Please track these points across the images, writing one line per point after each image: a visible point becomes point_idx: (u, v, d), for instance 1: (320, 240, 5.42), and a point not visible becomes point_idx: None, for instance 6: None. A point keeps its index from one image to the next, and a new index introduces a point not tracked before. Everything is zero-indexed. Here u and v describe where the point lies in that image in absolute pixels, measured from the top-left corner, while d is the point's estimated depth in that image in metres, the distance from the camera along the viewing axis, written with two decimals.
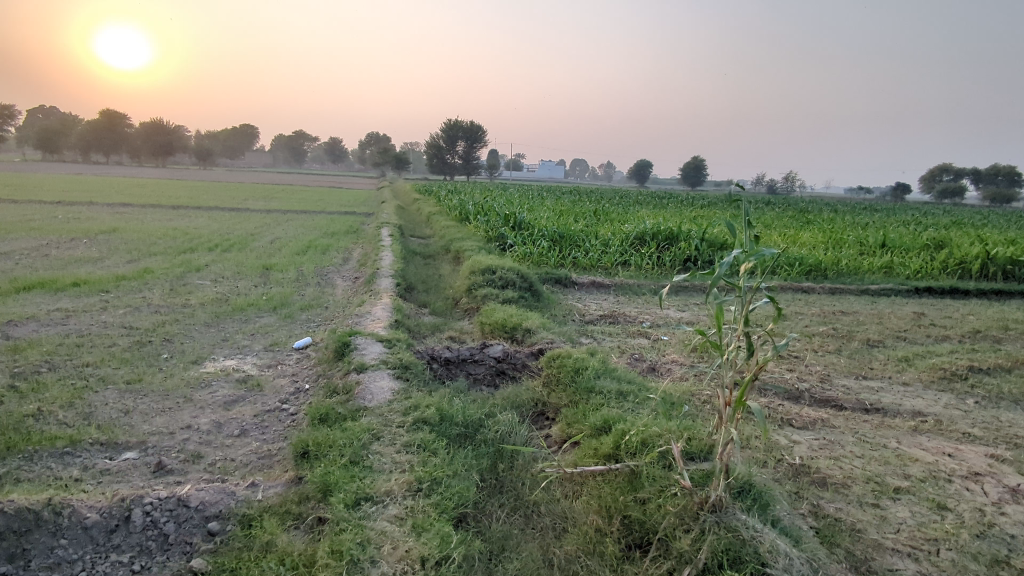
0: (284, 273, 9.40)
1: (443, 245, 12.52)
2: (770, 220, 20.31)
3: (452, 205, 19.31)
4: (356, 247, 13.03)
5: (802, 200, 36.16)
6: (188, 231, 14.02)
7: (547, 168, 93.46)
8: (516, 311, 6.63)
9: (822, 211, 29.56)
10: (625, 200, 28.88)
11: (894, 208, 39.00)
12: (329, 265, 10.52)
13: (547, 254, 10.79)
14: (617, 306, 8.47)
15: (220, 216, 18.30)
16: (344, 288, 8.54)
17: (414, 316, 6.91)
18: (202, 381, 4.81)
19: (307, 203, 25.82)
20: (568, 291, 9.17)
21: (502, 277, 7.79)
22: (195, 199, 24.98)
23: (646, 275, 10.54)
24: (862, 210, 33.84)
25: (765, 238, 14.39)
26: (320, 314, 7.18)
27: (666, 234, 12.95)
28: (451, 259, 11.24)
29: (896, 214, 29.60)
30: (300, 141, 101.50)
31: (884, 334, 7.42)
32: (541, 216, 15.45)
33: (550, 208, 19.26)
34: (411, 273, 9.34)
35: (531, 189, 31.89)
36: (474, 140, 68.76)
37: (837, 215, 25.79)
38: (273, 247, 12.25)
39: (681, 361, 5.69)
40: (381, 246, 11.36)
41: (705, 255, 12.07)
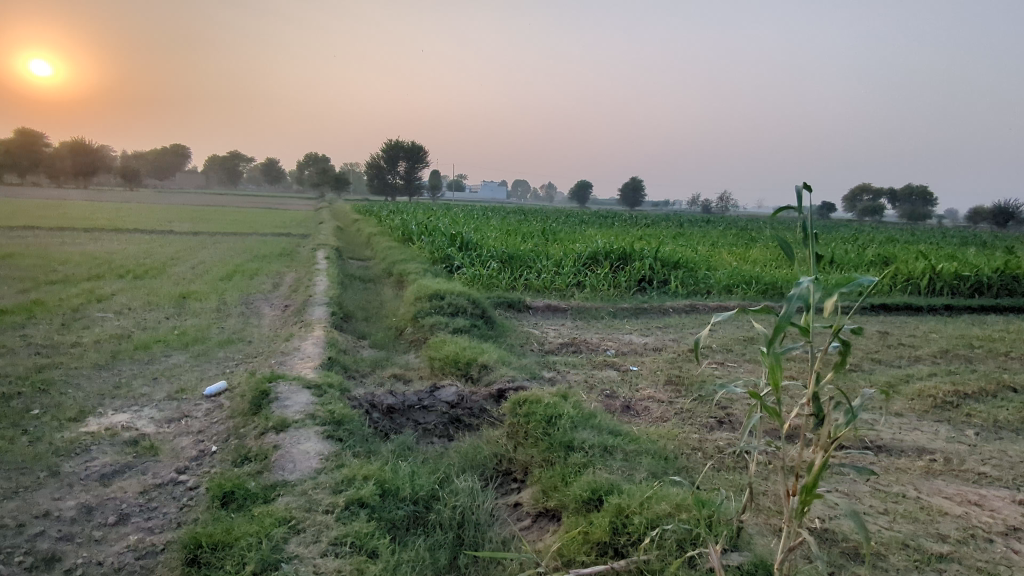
0: (203, 303, 8.31)
1: (385, 268, 11.63)
2: (717, 239, 20.31)
3: (395, 226, 18.42)
4: (289, 271, 11.99)
5: (740, 220, 36.99)
6: (98, 256, 12.62)
7: (490, 188, 93.33)
8: (469, 343, 5.86)
9: (763, 229, 30.05)
10: (571, 220, 28.58)
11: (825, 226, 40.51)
12: (257, 291, 9.48)
13: (498, 277, 10.08)
14: (576, 332, 7.81)
15: (140, 239, 16.81)
16: (271, 319, 7.57)
17: (351, 351, 6.04)
18: (77, 445, 3.83)
19: (239, 224, 24.35)
20: (523, 316, 8.46)
21: (452, 303, 7.01)
22: (115, 222, 23.20)
23: (603, 298, 9.96)
24: (796, 229, 34.88)
25: (717, 257, 14.14)
26: (241, 351, 6.22)
27: (619, 253, 12.48)
28: (394, 283, 10.38)
29: (829, 233, 30.57)
30: (233, 161, 98.02)
31: (858, 357, 7.02)
32: (488, 237, 14.77)
33: (497, 227, 18.62)
34: (349, 299, 8.43)
35: (475, 208, 31.24)
36: (416, 161, 67.96)
37: (777, 233, 26.20)
38: (194, 273, 11.08)
39: (657, 399, 5.04)
40: (317, 270, 10.39)
41: (661, 275, 11.63)
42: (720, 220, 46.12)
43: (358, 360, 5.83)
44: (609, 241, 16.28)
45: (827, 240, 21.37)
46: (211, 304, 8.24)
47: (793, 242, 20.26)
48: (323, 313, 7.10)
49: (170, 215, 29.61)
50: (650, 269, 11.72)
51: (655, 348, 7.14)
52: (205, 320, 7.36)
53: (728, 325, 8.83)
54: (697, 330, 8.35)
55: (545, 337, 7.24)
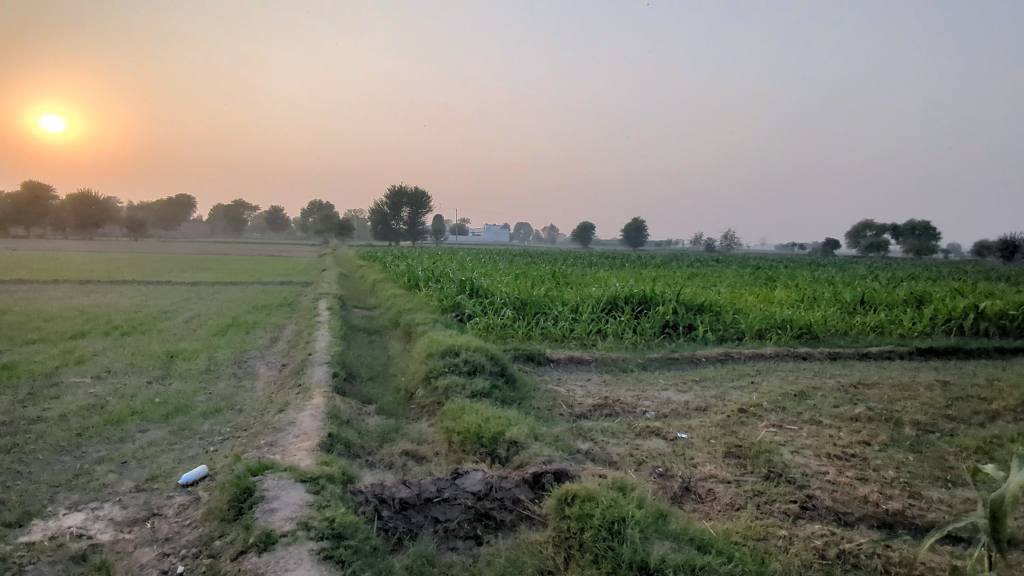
0: (192, 363, 7.56)
1: (391, 318, 10.89)
2: (733, 278, 19.57)
3: (400, 272, 17.78)
4: (288, 323, 11.27)
5: (747, 259, 36.46)
6: (87, 311, 11.93)
7: (493, 231, 93.36)
8: (491, 409, 5.07)
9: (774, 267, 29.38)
10: (578, 262, 27.96)
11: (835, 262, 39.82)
12: (253, 348, 8.73)
13: (514, 327, 9.33)
14: (606, 389, 7.00)
15: (135, 291, 16.16)
16: (266, 381, 6.81)
17: (355, 421, 5.26)
18: (11, 564, 3.04)
19: (239, 273, 23.76)
20: (544, 371, 7.68)
21: (468, 361, 6.24)
22: (113, 273, 22.64)
23: (628, 347, 9.18)
24: (807, 266, 34.25)
25: (740, 298, 13.39)
26: (230, 423, 5.44)
27: (639, 297, 11.74)
28: (401, 335, 9.64)
29: (842, 269, 29.84)
30: (238, 209, 98.62)
31: (929, 414, 6.20)
32: (499, 281, 14.08)
33: (505, 271, 17.93)
34: (353, 356, 7.67)
35: (480, 252, 30.69)
36: (419, 206, 68.09)
37: (791, 271, 25.47)
38: (187, 328, 10.36)
39: (721, 478, 4.22)
40: (317, 322, 9.65)
41: (686, 319, 10.86)
42: (728, 258, 45.53)
43: (364, 433, 5.04)
44: (624, 284, 15.55)
45: (846, 278, 20.63)
46: (201, 364, 7.49)
47: (812, 280, 19.51)
48: (324, 373, 6.33)
49: (171, 265, 29.11)
50: (674, 314, 10.96)
51: (697, 408, 6.33)
52: (192, 383, 6.60)
53: (770, 376, 8.02)
54: (738, 384, 7.54)
55: (572, 397, 6.45)
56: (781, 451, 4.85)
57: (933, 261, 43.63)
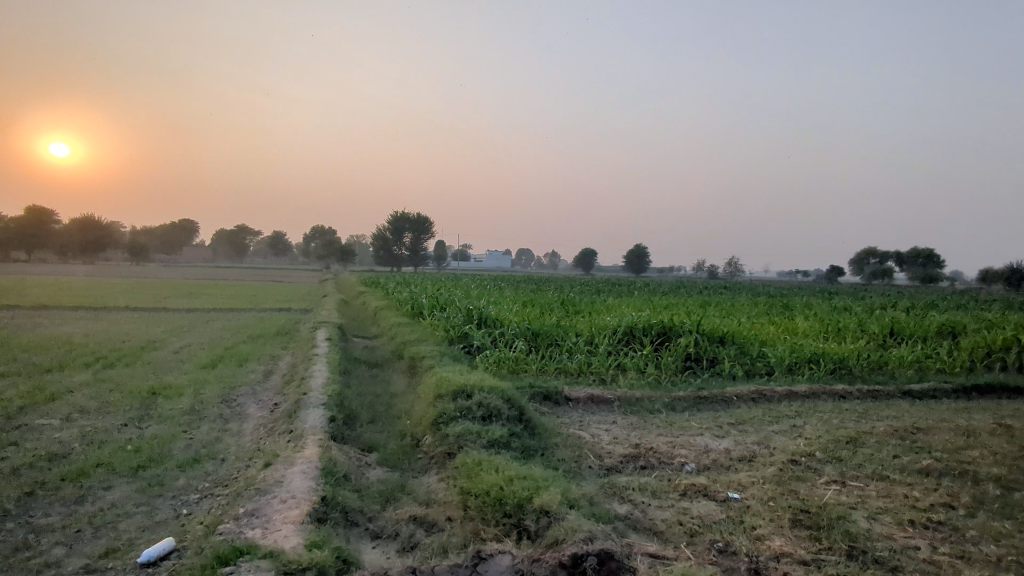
0: (175, 401, 6.85)
1: (395, 349, 10.19)
2: (748, 307, 18.88)
3: (403, 299, 17.11)
4: (284, 354, 10.57)
5: (755, 287, 35.80)
6: (70, 339, 11.22)
7: (495, 257, 93.00)
8: (513, 464, 4.35)
9: (781, 295, 28.79)
10: (584, 288, 27.29)
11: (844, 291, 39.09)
12: (244, 383, 8.02)
13: (527, 361, 8.61)
14: (634, 435, 6.27)
15: (126, 318, 15.47)
16: (254, 425, 6.08)
17: (354, 477, 4.53)
18: None
19: (237, 299, 23.13)
20: (563, 413, 6.95)
21: (483, 402, 5.53)
22: (107, 298, 22.03)
23: (651, 383, 8.45)
24: (816, 293, 33.57)
25: (762, 329, 12.67)
26: (209, 478, 4.71)
27: (657, 328, 11.04)
28: (405, 368, 8.93)
29: (854, 296, 29.11)
30: (240, 234, 98.48)
31: (1005, 466, 5.46)
32: (507, 310, 13.40)
33: (512, 298, 17.25)
34: (353, 394, 6.95)
35: (484, 277, 30.09)
36: (421, 232, 67.79)
37: (802, 299, 24.79)
38: (175, 359, 9.65)
39: (795, 556, 3.48)
40: (315, 355, 8.95)
41: (710, 352, 10.14)
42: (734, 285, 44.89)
43: (364, 493, 4.31)
44: (637, 313, 14.85)
45: (862, 307, 19.93)
46: (184, 402, 6.77)
47: (829, 310, 18.81)
48: (320, 416, 5.61)
49: (169, 290, 28.52)
50: (696, 346, 10.24)
51: (742, 459, 5.58)
52: (171, 427, 5.87)
53: (811, 418, 7.28)
54: (779, 427, 6.79)
55: (599, 445, 5.71)
56: (855, 519, 4.12)
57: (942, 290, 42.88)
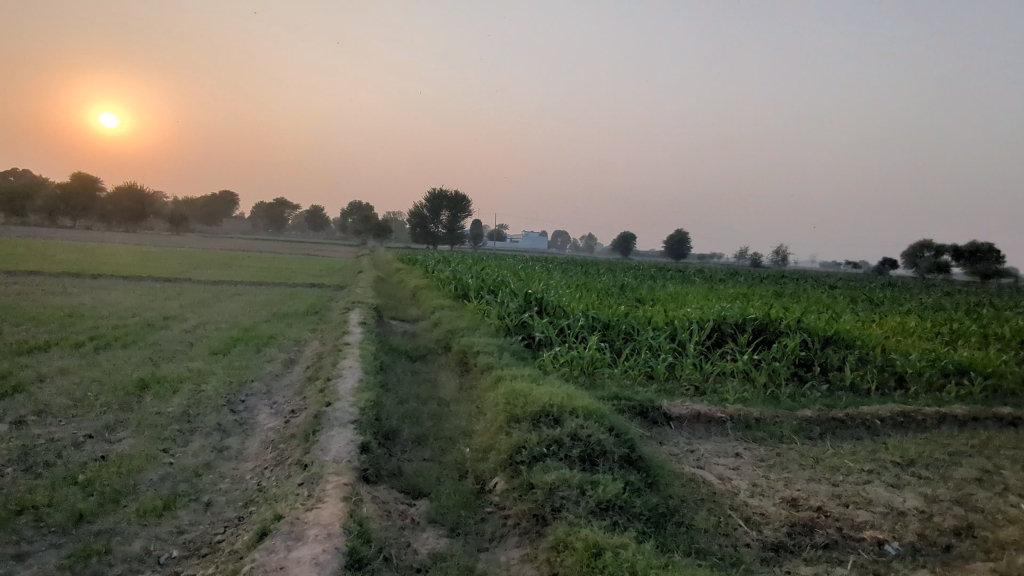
0: (166, 402, 5.36)
1: (440, 337, 8.58)
2: (830, 300, 16.75)
3: (445, 278, 15.53)
4: (312, 339, 9.09)
5: (813, 279, 33.31)
6: (75, 311, 9.93)
7: (532, 238, 91.07)
8: (652, 559, 2.66)
9: (849, 287, 26.33)
10: (635, 273, 25.29)
11: (910, 285, 36.17)
12: (258, 376, 6.52)
13: (604, 363, 6.91)
14: (777, 480, 4.52)
15: (147, 289, 14.24)
16: (261, 446, 4.53)
17: (395, 558, 2.91)
18: None
19: (269, 273, 21.94)
20: (667, 442, 5.23)
21: (580, 432, 3.83)
22: (135, 267, 20.95)
23: (762, 396, 6.66)
24: (883, 286, 30.84)
25: (870, 330, 10.67)
26: (180, 539, 3.17)
27: (752, 323, 9.18)
28: (452, 364, 7.32)
29: (930, 291, 26.42)
30: (279, 208, 98.62)
31: None
32: (566, 295, 11.68)
33: (565, 282, 15.51)
34: (392, 403, 5.35)
35: (526, 259, 28.38)
36: (459, 210, 66.25)
37: (880, 294, 22.32)
38: (185, 342, 8.26)
39: None
40: (346, 343, 7.40)
41: (822, 357, 8.26)
42: (790, 274, 42.24)
43: None
44: (714, 304, 12.94)
45: (959, 304, 17.48)
46: (177, 404, 5.28)
47: (923, 307, 16.48)
48: (347, 440, 4.01)
49: (202, 261, 27.56)
50: (804, 349, 8.39)
51: (956, 534, 3.79)
52: (150, 444, 4.38)
53: (998, 457, 5.41)
54: (967, 472, 4.95)
55: (741, 500, 3.98)
56: None
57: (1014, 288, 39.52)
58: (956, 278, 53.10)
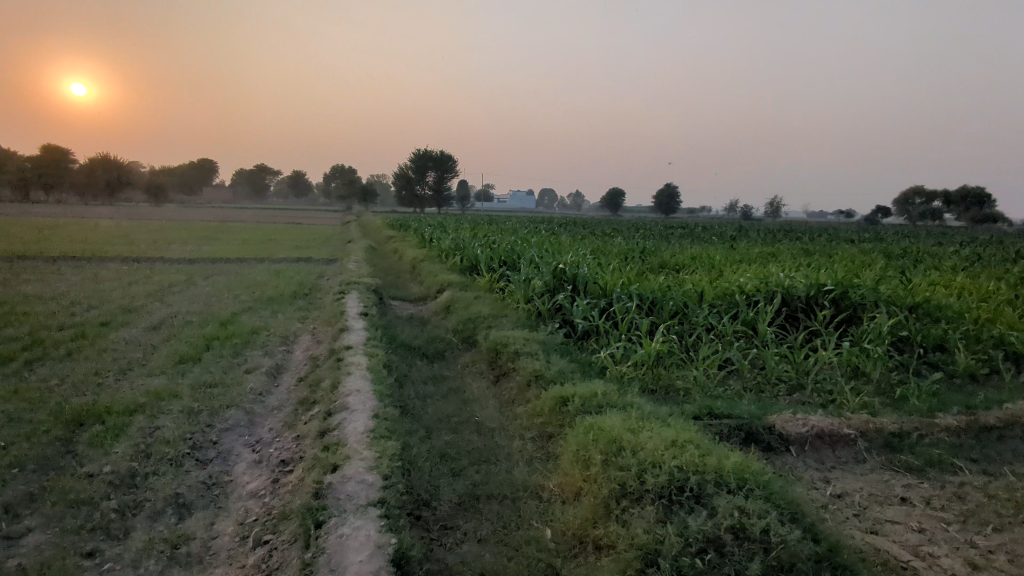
0: (106, 450, 3.83)
1: (461, 325, 7.09)
2: (863, 256, 15.43)
3: (447, 247, 13.98)
4: (304, 335, 7.56)
5: (816, 231, 32.16)
6: (16, 306, 8.30)
7: (520, 198, 89.16)
8: None
9: (865, 239, 25.01)
10: (642, 232, 23.73)
11: (914, 233, 35.09)
12: (236, 394, 5.01)
13: (675, 365, 5.48)
14: (995, 551, 3.12)
15: (112, 273, 12.58)
16: (238, 535, 3.04)
17: None
18: None
19: (250, 246, 20.23)
20: (801, 482, 3.81)
21: (750, 527, 2.39)
22: (105, 245, 19.20)
23: (880, 399, 5.25)
24: (890, 237, 29.73)
25: (943, 293, 9.30)
26: None
27: (826, 294, 7.74)
28: (481, 366, 5.86)
29: (941, 240, 25.29)
30: (259, 175, 95.49)
31: None
32: (593, 263, 10.18)
33: (581, 246, 14.00)
34: (420, 444, 3.87)
35: (525, 220, 26.72)
36: (445, 171, 64.09)
37: (901, 245, 21.08)
38: (146, 344, 6.69)
39: None
40: (346, 343, 5.89)
41: (920, 336, 6.84)
42: (789, 227, 41.09)
43: None
44: (757, 270, 11.50)
45: (1000, 256, 16.16)
46: (120, 453, 3.76)
47: (969, 261, 15.08)
48: (371, 547, 2.53)
49: (180, 234, 25.78)
50: (897, 327, 6.98)
51: None
52: (67, 543, 2.87)
53: None
54: None
55: None
56: None
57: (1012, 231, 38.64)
58: (954, 224, 52.13)
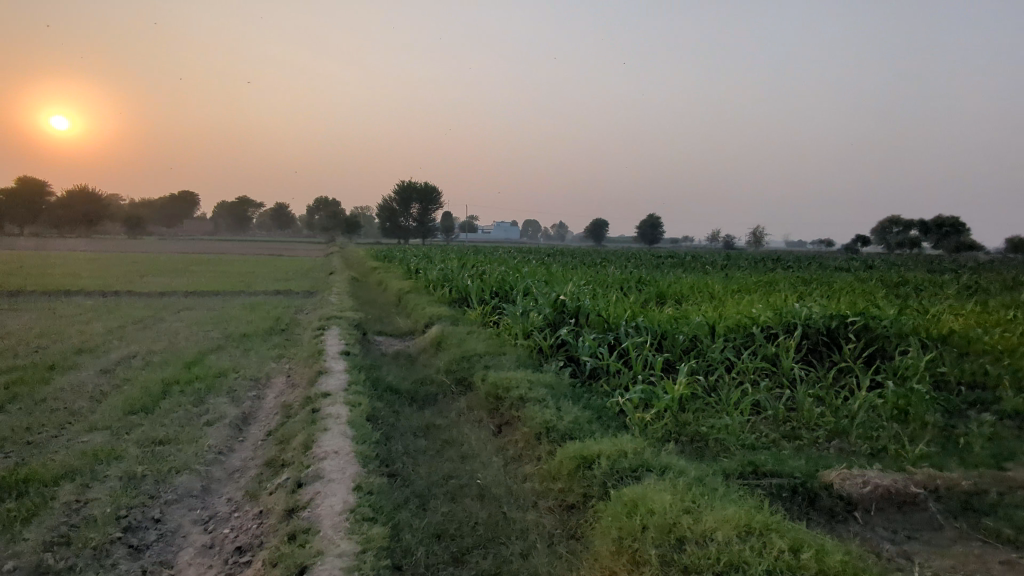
0: (16, 534, 3.04)
1: (456, 363, 6.38)
2: (862, 284, 15.00)
3: (434, 278, 13.31)
4: (277, 378, 6.77)
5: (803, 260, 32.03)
6: None
7: (505, 228, 89.03)
8: None
9: (853, 268, 24.81)
10: (632, 262, 23.24)
11: (899, 261, 35.11)
12: (192, 454, 4.24)
13: (702, 413, 4.81)
14: None
15: (74, 308, 11.72)
16: None
17: None
18: None
19: (228, 279, 19.40)
20: (880, 560, 3.13)
21: None
22: (73, 279, 18.29)
23: (937, 449, 4.60)
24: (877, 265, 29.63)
25: (964, 322, 8.76)
26: None
27: (848, 325, 7.13)
28: (479, 413, 5.13)
29: (929, 267, 25.18)
30: (241, 207, 94.46)
31: None
32: (591, 294, 9.53)
33: (574, 276, 13.40)
34: (414, 521, 3.13)
35: (512, 251, 26.10)
36: (429, 203, 63.80)
37: (893, 273, 20.78)
38: (94, 391, 5.88)
39: None
40: (324, 389, 5.15)
41: (958, 371, 6.23)
42: (774, 256, 41.03)
43: None
44: (763, 300, 10.92)
45: (999, 283, 15.83)
46: (31, 541, 2.96)
47: (970, 287, 14.70)
48: None
49: (154, 267, 24.89)
50: (933, 362, 6.36)
51: None
52: None
53: None
54: None
55: None
56: None
57: (993, 258, 38.86)
58: (935, 252, 52.60)
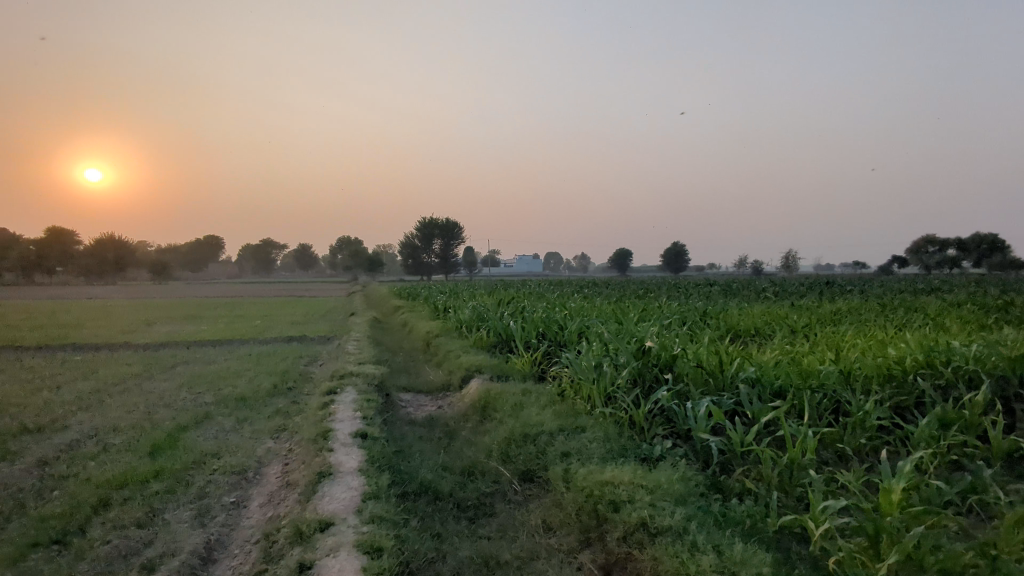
0: None
1: (517, 445, 4.56)
2: (956, 311, 12.91)
3: (464, 319, 11.54)
4: (271, 470, 4.97)
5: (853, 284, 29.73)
6: None
7: (527, 261, 87.72)
8: None
9: (913, 291, 22.65)
10: (676, 292, 21.21)
11: (955, 282, 32.59)
12: None
13: (955, 545, 2.88)
14: None
15: (52, 368, 10.11)
16: None
17: None
18: None
19: (240, 325, 17.84)
20: None
21: None
22: (73, 330, 16.84)
23: None
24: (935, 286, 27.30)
25: None
26: None
27: None
28: (567, 541, 3.27)
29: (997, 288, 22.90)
30: (264, 249, 94.48)
31: None
32: (665, 333, 7.64)
33: (627, 312, 11.53)
34: None
35: (545, 284, 24.27)
36: (451, 238, 62.66)
37: (968, 294, 18.62)
38: (9, 503, 4.16)
39: None
40: (326, 508, 3.33)
41: None
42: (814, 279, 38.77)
43: None
44: (875, 338, 8.87)
45: None
46: None
47: None
48: None
49: (165, 313, 23.55)
50: None
51: None
52: None
53: None
54: None
55: None
56: None
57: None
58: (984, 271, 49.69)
